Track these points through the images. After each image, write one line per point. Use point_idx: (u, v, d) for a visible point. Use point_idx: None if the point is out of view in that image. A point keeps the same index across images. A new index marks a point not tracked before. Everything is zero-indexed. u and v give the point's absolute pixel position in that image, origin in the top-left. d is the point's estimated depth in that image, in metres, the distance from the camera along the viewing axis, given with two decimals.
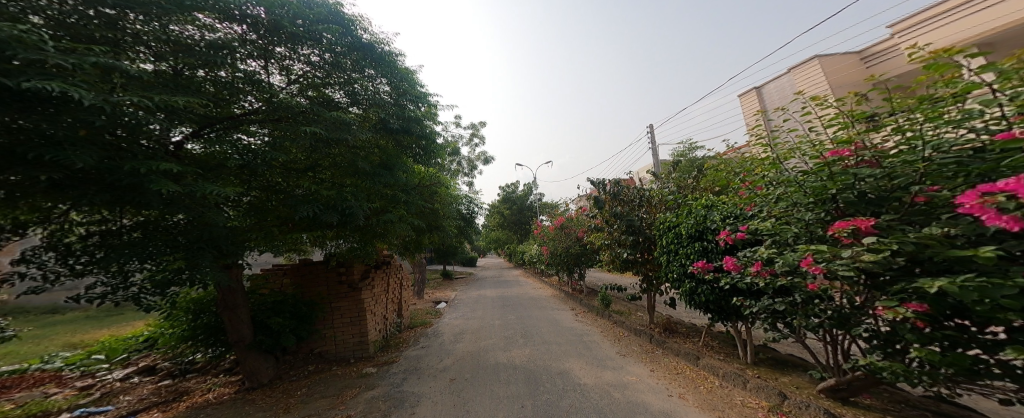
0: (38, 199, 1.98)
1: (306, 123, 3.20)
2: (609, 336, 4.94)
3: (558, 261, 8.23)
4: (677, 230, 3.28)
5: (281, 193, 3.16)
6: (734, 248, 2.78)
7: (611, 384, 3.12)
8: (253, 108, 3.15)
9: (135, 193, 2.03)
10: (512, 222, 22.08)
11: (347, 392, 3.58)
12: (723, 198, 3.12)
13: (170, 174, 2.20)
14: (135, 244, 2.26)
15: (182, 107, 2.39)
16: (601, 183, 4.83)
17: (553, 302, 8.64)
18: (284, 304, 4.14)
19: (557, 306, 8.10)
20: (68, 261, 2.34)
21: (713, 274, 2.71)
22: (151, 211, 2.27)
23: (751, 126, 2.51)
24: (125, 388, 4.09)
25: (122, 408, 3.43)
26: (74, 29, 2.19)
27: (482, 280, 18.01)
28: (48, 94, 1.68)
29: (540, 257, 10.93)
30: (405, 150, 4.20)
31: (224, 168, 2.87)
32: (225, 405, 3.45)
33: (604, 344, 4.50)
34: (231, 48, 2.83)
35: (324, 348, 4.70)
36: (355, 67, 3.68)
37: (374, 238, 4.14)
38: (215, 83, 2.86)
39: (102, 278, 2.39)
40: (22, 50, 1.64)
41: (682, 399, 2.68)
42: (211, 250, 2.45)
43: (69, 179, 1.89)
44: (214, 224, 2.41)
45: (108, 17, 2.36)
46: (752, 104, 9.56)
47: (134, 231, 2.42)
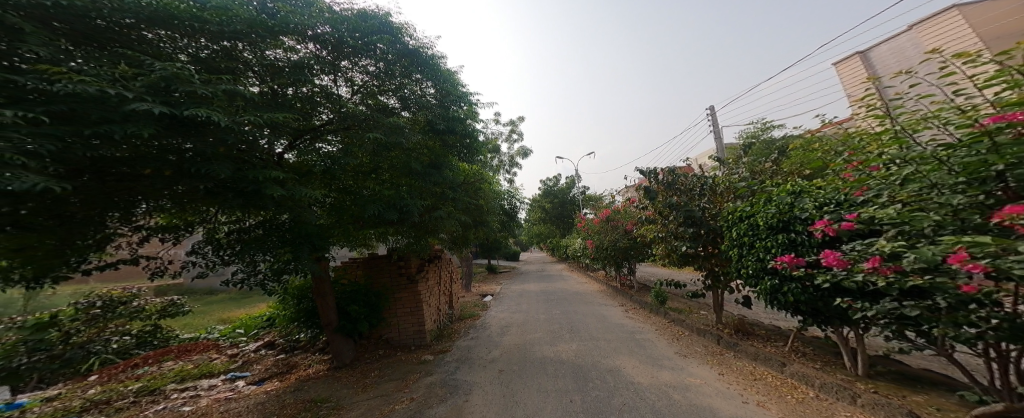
0: (197, 204, 2.56)
1: (368, 130, 3.39)
2: (665, 335, 4.66)
3: (604, 255, 7.92)
4: (752, 220, 2.99)
5: (352, 193, 3.49)
6: (829, 241, 2.45)
7: (671, 385, 2.95)
8: (329, 120, 3.43)
9: (257, 198, 2.41)
10: (555, 216, 21.88)
11: (409, 376, 3.83)
12: (815, 183, 2.76)
13: (277, 180, 2.53)
14: (259, 239, 2.66)
15: (280, 123, 2.71)
16: (652, 173, 4.60)
17: (600, 297, 8.41)
18: (359, 293, 4.61)
19: (604, 301, 7.88)
20: (220, 252, 2.96)
21: (805, 270, 2.39)
22: (266, 212, 2.65)
23: (859, 97, 2.16)
24: (256, 358, 5.09)
25: (254, 375, 4.37)
26: (206, 62, 2.64)
27: (526, 274, 18.13)
28: (196, 119, 2.09)
29: (584, 251, 10.71)
30: (451, 149, 4.29)
31: (312, 175, 3.28)
32: (320, 380, 3.94)
33: (660, 343, 4.26)
34: (309, 66, 3.16)
35: (390, 335, 5.08)
36: (403, 73, 3.83)
37: (427, 234, 4.37)
38: (300, 99, 3.18)
39: (241, 267, 2.87)
40: (180, 84, 2.08)
41: (761, 408, 2.44)
42: (308, 244, 2.82)
43: (218, 187, 2.31)
44: (309, 223, 2.79)
45: (225, 49, 2.79)
46: (854, 71, 8.33)
47: (257, 229, 2.84)
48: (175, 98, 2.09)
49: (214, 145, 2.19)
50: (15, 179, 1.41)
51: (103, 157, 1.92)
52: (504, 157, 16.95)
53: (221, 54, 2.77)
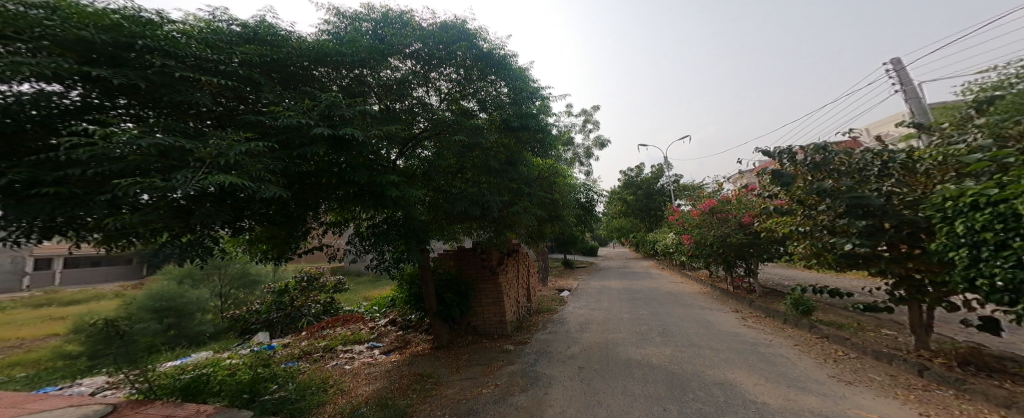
0: (350, 203, 3.24)
1: (454, 133, 3.65)
2: (807, 354, 3.81)
3: (707, 253, 6.99)
4: (998, 209, 2.09)
5: (442, 192, 3.70)
6: None
7: (812, 413, 2.43)
8: (425, 127, 3.73)
9: (380, 198, 3.00)
10: (639, 209, 20.48)
11: (493, 363, 4.07)
12: None
13: (393, 183, 3.00)
14: (384, 233, 3.35)
15: (392, 134, 3.20)
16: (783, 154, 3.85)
17: (700, 300, 7.50)
18: (452, 282, 5.06)
19: (709, 305, 6.97)
20: (363, 242, 3.66)
21: None
22: (385, 210, 3.22)
23: None
24: (386, 332, 6.16)
25: (383, 346, 5.30)
26: (348, 90, 3.27)
27: (607, 270, 17.48)
28: (342, 138, 2.62)
29: (680, 248, 9.69)
30: (525, 145, 4.38)
31: (415, 177, 3.57)
32: (425, 358, 4.41)
33: (795, 362, 3.52)
34: (408, 82, 3.60)
35: (477, 323, 5.42)
36: (480, 76, 3.99)
37: (505, 229, 4.47)
38: (404, 111, 3.64)
39: (375, 255, 3.62)
40: (336, 108, 2.65)
41: None
42: (415, 237, 3.40)
43: (360, 191, 2.92)
44: (414, 219, 3.36)
45: (356, 77, 3.34)
46: None
47: (382, 224, 3.45)
48: (336, 119, 2.69)
49: (356, 156, 2.75)
50: (267, 189, 2.04)
51: (300, 173, 2.72)
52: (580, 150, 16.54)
53: (354, 81, 3.36)
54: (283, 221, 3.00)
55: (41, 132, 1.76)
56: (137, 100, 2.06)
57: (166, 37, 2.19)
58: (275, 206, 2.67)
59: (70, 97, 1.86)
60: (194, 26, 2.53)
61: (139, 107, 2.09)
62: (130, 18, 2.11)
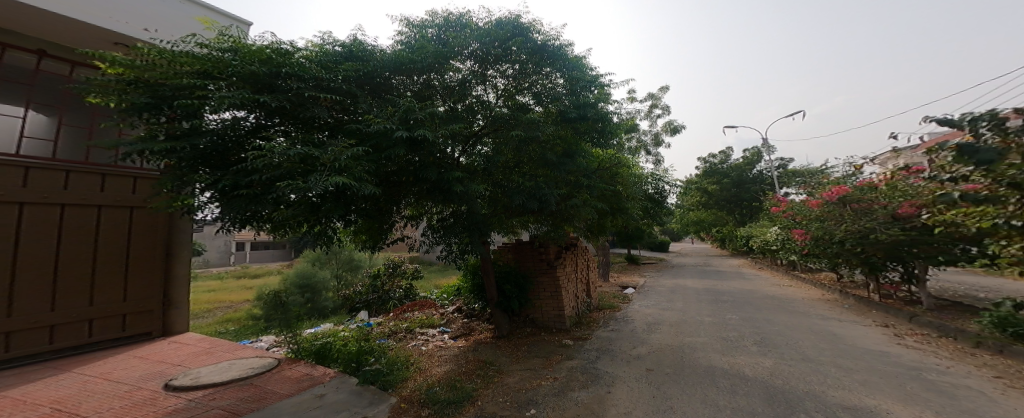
0: (425, 198, 3.59)
1: (511, 128, 3.59)
2: (975, 384, 2.97)
3: (836, 252, 5.81)
4: None
5: (503, 188, 3.65)
6: None
7: None
8: (483, 125, 3.83)
9: (448, 194, 3.22)
10: (727, 199, 18.30)
11: (553, 357, 4.19)
12: None
13: (459, 180, 3.17)
14: (452, 227, 3.61)
15: (457, 131, 3.41)
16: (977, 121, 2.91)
17: (818, 308, 6.29)
18: (511, 274, 5.19)
19: (830, 315, 5.82)
20: (435, 234, 3.90)
21: None
22: (450, 204, 3.50)
23: None
24: (453, 317, 6.59)
25: (451, 332, 5.68)
26: (419, 93, 3.59)
27: (683, 268, 16.01)
28: (417, 141, 2.94)
29: (789, 245, 8.25)
30: (584, 135, 4.13)
31: (479, 175, 3.54)
32: (487, 346, 4.62)
33: (945, 391, 2.82)
34: (468, 82, 3.77)
35: (536, 316, 5.47)
36: (534, 70, 3.98)
37: (563, 222, 4.33)
38: (464, 110, 3.75)
39: (444, 247, 3.98)
40: (410, 111, 2.94)
41: None
42: (478, 231, 3.54)
43: (433, 188, 3.23)
44: (475, 213, 3.53)
45: (424, 82, 3.62)
46: None
47: (450, 217, 3.71)
48: (411, 117, 2.94)
49: (424, 154, 3.10)
50: (364, 187, 2.37)
51: (391, 171, 3.19)
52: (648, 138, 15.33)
53: (425, 85, 3.63)
54: (375, 213, 3.45)
55: (236, 148, 2.47)
56: (286, 119, 2.72)
57: (295, 65, 2.67)
58: (369, 200, 3.05)
59: (249, 121, 2.54)
60: (318, 50, 3.02)
61: (286, 121, 2.73)
62: (276, 50, 2.65)
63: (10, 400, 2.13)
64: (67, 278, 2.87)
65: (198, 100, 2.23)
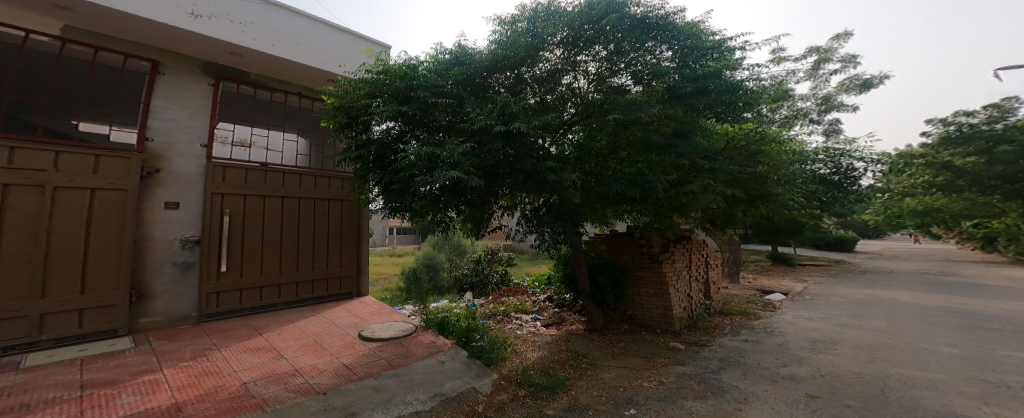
0: (514, 189, 4.53)
1: (606, 113, 4.23)
2: None
3: None
4: None
5: (596, 175, 4.35)
6: None
7: None
8: (574, 112, 4.58)
9: (539, 182, 3.94)
10: None
11: (657, 359, 4.43)
12: None
13: (547, 171, 3.86)
14: (551, 215, 4.25)
15: (548, 123, 4.22)
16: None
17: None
18: (606, 267, 5.94)
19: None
20: (528, 224, 4.89)
21: None
22: (540, 196, 4.19)
23: None
24: (544, 306, 7.46)
25: (545, 319, 6.54)
26: (475, 84, 4.39)
27: (892, 278, 11.82)
28: (512, 134, 3.78)
29: None
30: (703, 110, 4.48)
31: (531, 156, 4.04)
32: (580, 337, 5.36)
33: None
34: (551, 77, 4.45)
35: (634, 312, 5.96)
36: (633, 47, 4.27)
37: (672, 211, 4.59)
38: (555, 95, 4.52)
39: (537, 236, 4.66)
40: (501, 112, 3.76)
41: None
42: (569, 220, 4.19)
43: (527, 179, 4.04)
44: (567, 202, 4.05)
45: (514, 77, 4.42)
46: None
47: (539, 209, 4.53)
48: (473, 120, 3.88)
49: (507, 148, 3.91)
50: (471, 179, 3.60)
51: (507, 162, 4.14)
52: (814, 102, 13.06)
53: (516, 79, 4.44)
54: (478, 203, 4.74)
55: (383, 158, 4.27)
56: (414, 127, 4.18)
57: (421, 77, 4.11)
58: (476, 192, 4.39)
59: (394, 136, 4.20)
60: (435, 61, 4.36)
61: (413, 130, 4.16)
62: (408, 67, 4.13)
63: (297, 330, 3.99)
64: (287, 247, 4.54)
65: (369, 117, 4.03)
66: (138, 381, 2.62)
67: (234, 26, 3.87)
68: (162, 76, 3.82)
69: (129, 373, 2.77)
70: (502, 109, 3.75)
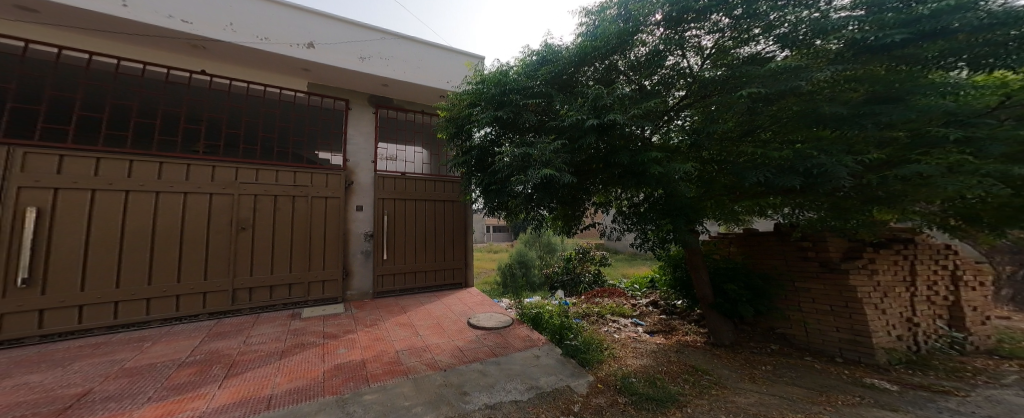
0: (610, 184, 4.59)
1: (736, 89, 3.76)
2: None
3: None
4: None
5: (720, 163, 3.95)
6: None
7: None
8: (682, 95, 4.28)
9: (644, 176, 3.83)
10: None
11: (834, 393, 3.70)
12: None
13: (655, 160, 3.81)
14: (658, 210, 4.18)
15: (650, 110, 3.97)
16: None
17: None
18: (739, 273, 5.32)
19: None
20: (626, 220, 4.86)
21: None
22: (648, 189, 4.07)
23: None
24: (648, 312, 7.51)
25: (648, 326, 6.56)
26: (563, 81, 4.60)
27: None
28: (606, 126, 3.83)
29: None
30: (919, 65, 3.17)
31: (636, 150, 3.93)
32: (702, 350, 5.08)
33: None
34: (659, 56, 4.11)
35: (786, 330, 5.18)
36: (773, 5, 3.62)
37: (855, 207, 3.50)
38: (653, 81, 4.30)
39: (637, 234, 4.74)
40: (586, 105, 3.92)
41: None
42: (681, 216, 4.04)
43: (626, 173, 4.05)
44: (681, 196, 3.93)
45: (608, 65, 4.42)
46: None
47: (643, 205, 4.49)
48: (563, 117, 4.10)
49: (606, 139, 3.98)
50: (562, 175, 3.70)
51: (598, 155, 4.27)
52: None
53: (606, 69, 4.45)
54: (570, 200, 4.92)
55: (485, 156, 4.97)
56: (507, 127, 4.80)
57: (513, 82, 4.76)
58: (569, 188, 4.61)
59: (491, 139, 4.80)
60: (524, 63, 4.85)
61: (507, 133, 4.75)
62: (503, 74, 4.79)
63: (429, 314, 5.16)
64: (419, 242, 6.28)
65: (472, 125, 4.88)
66: (347, 338, 4.17)
67: (384, 63, 5.52)
68: (353, 112, 5.94)
69: (343, 330, 4.46)
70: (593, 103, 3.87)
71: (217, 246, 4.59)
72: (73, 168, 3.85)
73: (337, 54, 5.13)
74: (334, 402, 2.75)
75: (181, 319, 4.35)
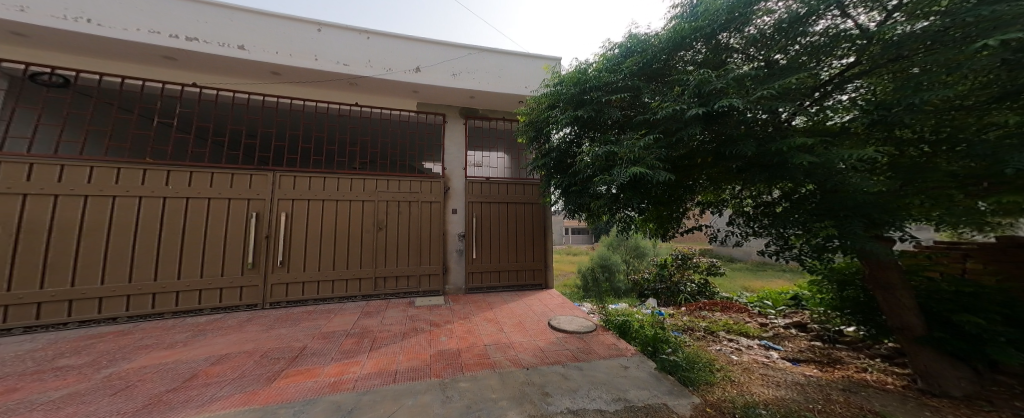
0: (724, 180, 3.67)
1: (961, 46, 2.33)
2: None
3: None
4: None
5: (913, 146, 2.62)
6: None
7: None
8: (849, 63, 2.86)
9: (783, 169, 2.85)
10: None
11: None
12: None
13: (806, 147, 2.81)
14: (788, 215, 2.99)
15: (789, 88, 2.89)
16: None
17: None
18: (972, 294, 2.87)
19: None
20: (750, 223, 3.68)
21: None
22: (787, 184, 2.98)
23: None
24: (788, 335, 5.54)
25: (786, 352, 4.86)
26: (655, 74, 3.71)
27: None
28: (715, 114, 3.07)
29: None
30: None
31: (778, 134, 2.92)
32: (883, 396, 2.98)
33: None
34: (805, 18, 2.88)
35: None
36: None
37: None
38: (791, 57, 3.04)
39: (771, 240, 3.38)
40: (704, 86, 3.08)
41: None
42: (858, 220, 2.63)
43: (747, 165, 3.12)
44: (858, 191, 2.61)
45: (716, 44, 3.36)
46: None
47: (783, 201, 3.17)
48: (656, 109, 3.40)
49: (739, 125, 3.04)
50: (660, 174, 3.18)
51: (704, 148, 3.36)
52: None
53: (714, 49, 3.39)
54: (672, 198, 3.90)
55: (564, 157, 4.45)
56: (584, 129, 4.13)
57: (594, 79, 3.94)
58: (665, 187, 3.68)
59: (569, 139, 4.31)
60: (601, 61, 4.01)
61: (588, 132, 4.11)
62: (579, 72, 4.14)
63: (510, 311, 5.42)
64: (494, 244, 6.47)
65: (549, 127, 4.43)
66: (446, 326, 4.69)
67: (473, 77, 6.01)
68: (449, 125, 6.61)
69: (445, 317, 5.11)
70: (694, 90, 3.08)
71: (358, 240, 5.62)
72: (126, 179, 4.45)
73: (437, 73, 5.83)
74: (436, 385, 3.11)
75: (349, 298, 5.55)
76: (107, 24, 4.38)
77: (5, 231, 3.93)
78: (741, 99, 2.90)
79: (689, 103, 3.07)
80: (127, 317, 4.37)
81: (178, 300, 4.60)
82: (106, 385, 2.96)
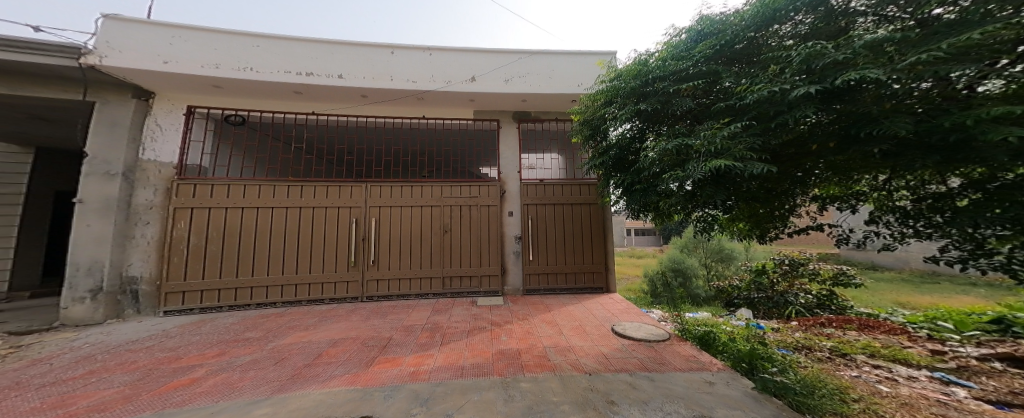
0: (861, 169, 2.88)
1: None
2: None
3: None
4: None
5: None
6: None
7: None
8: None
9: (971, 150, 2.19)
10: None
11: None
12: None
13: (1000, 118, 2.14)
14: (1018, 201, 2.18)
15: (963, 50, 2.20)
16: None
17: None
18: None
19: None
20: (905, 220, 2.93)
21: None
22: (978, 167, 2.28)
23: None
24: (974, 364, 3.68)
25: (988, 391, 3.10)
26: (747, 54, 3.27)
27: None
28: (874, 87, 2.42)
29: None
30: None
31: (945, 111, 2.23)
32: None
33: None
34: None
35: None
36: None
37: None
38: (928, 21, 2.43)
39: (934, 238, 2.76)
40: (849, 60, 2.52)
41: None
42: None
43: (906, 147, 2.41)
44: None
45: (829, 12, 2.87)
46: None
47: (972, 192, 2.43)
48: (741, 93, 2.99)
49: (887, 101, 2.42)
50: (755, 167, 2.70)
51: (845, 134, 2.64)
52: None
53: (824, 17, 2.89)
54: (764, 197, 3.39)
55: (628, 157, 4.00)
56: (646, 123, 3.75)
57: (658, 68, 3.59)
58: (760, 181, 3.16)
59: (629, 134, 3.87)
60: (664, 47, 3.72)
61: (654, 127, 3.70)
62: (637, 63, 3.78)
63: (574, 315, 4.88)
64: (550, 244, 6.28)
65: (607, 124, 4.00)
66: (508, 327, 4.33)
67: (525, 81, 5.95)
68: (504, 132, 6.60)
69: (512, 316, 4.82)
70: (799, 67, 2.68)
71: (427, 246, 5.95)
72: (250, 190, 5.44)
73: (489, 81, 5.88)
74: (499, 383, 2.79)
75: (423, 295, 5.86)
76: (258, 69, 5.23)
77: (200, 234, 5.21)
78: (878, 69, 2.34)
79: (791, 82, 2.64)
80: (283, 303, 5.41)
81: (267, 293, 5.36)
82: (274, 354, 3.51)
